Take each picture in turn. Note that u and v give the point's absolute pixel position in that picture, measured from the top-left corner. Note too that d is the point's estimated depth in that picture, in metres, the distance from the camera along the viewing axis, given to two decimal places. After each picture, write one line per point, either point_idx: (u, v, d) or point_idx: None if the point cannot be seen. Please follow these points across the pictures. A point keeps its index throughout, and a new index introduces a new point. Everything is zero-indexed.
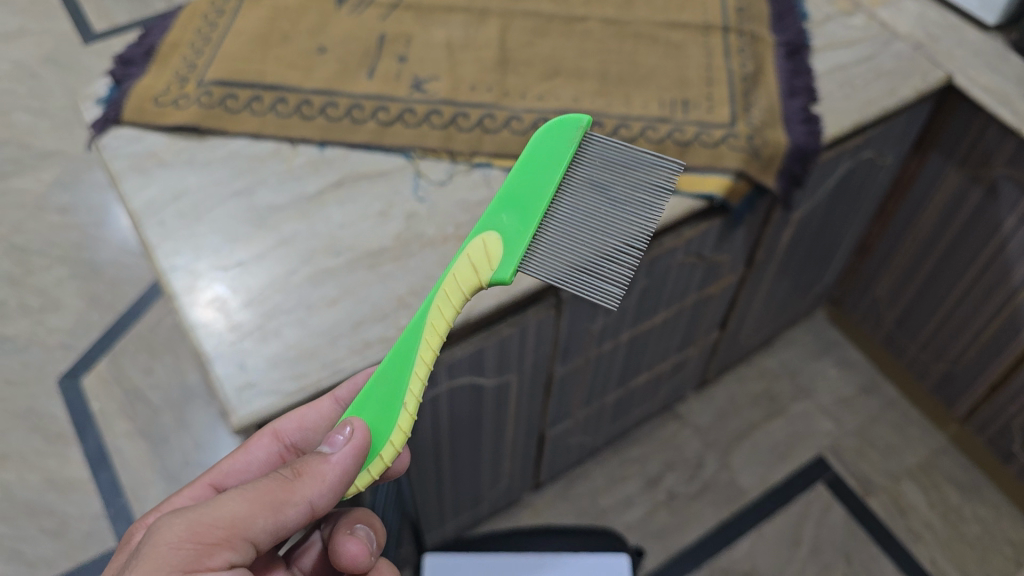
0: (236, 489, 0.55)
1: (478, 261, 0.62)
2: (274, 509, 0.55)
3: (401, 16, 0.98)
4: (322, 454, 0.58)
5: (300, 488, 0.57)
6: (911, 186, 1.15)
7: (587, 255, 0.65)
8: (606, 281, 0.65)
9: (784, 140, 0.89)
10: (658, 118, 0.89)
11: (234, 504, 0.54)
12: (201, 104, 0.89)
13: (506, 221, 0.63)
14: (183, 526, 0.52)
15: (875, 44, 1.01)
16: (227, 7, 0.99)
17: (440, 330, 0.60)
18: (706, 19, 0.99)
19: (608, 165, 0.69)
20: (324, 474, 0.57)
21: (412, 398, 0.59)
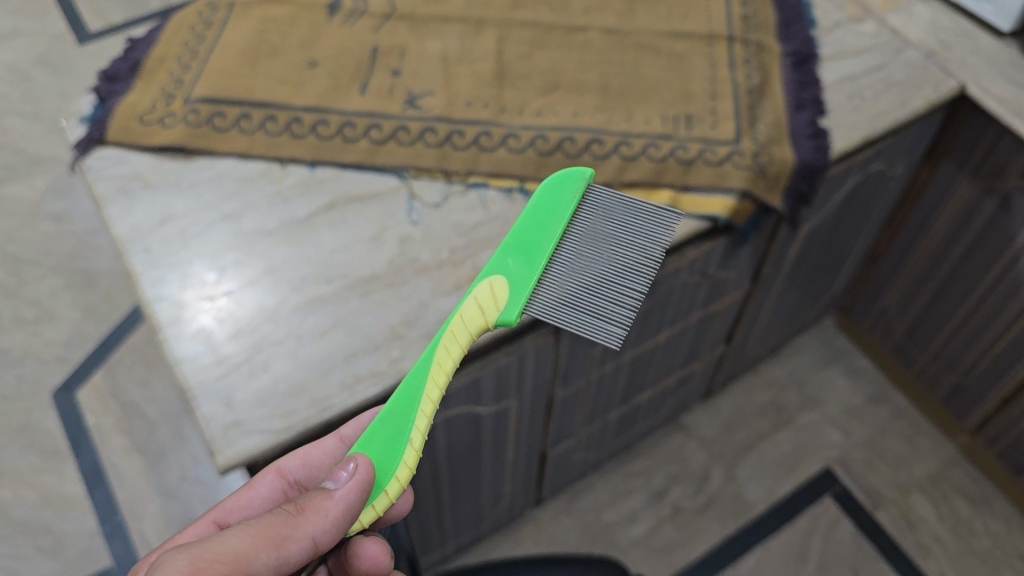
0: (240, 525, 0.56)
1: (484, 303, 0.63)
2: (277, 543, 0.56)
3: (395, 27, 0.95)
4: (326, 489, 0.59)
5: (303, 522, 0.57)
6: (922, 195, 1.11)
7: (588, 294, 0.65)
8: (605, 317, 0.65)
9: (791, 157, 0.86)
10: (660, 135, 0.86)
11: (238, 539, 0.55)
12: (188, 122, 0.86)
13: (511, 264, 0.65)
14: (187, 557, 0.53)
15: (885, 52, 0.98)
16: (216, 18, 0.96)
17: (446, 367, 0.62)
18: (711, 27, 0.96)
19: (613, 208, 0.69)
20: (327, 509, 0.58)
21: (417, 433, 0.60)
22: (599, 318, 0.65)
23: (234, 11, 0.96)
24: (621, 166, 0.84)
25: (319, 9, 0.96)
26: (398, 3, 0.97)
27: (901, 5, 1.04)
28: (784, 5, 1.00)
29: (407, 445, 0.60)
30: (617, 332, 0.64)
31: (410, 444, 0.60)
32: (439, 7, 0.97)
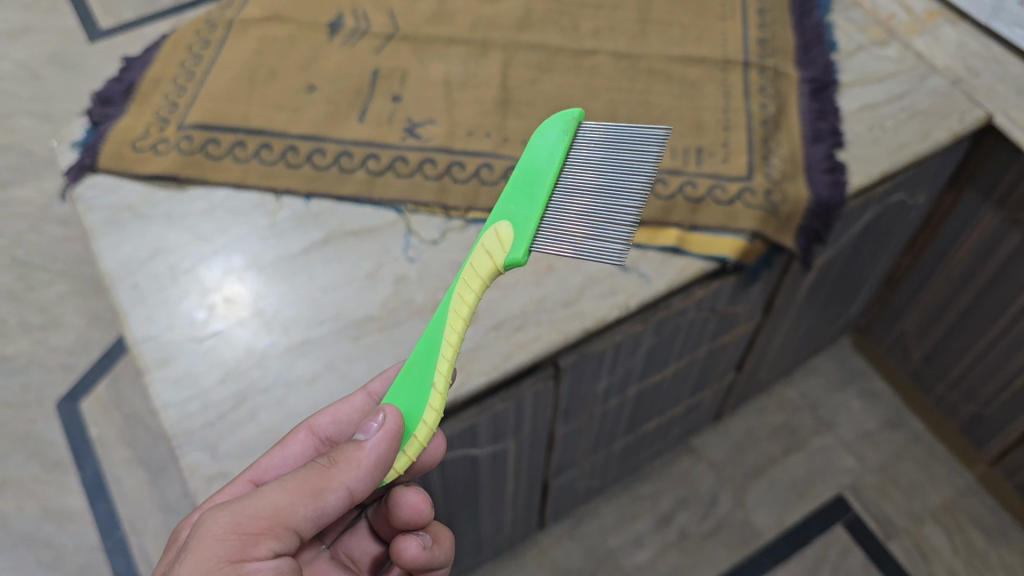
0: (276, 481, 0.54)
1: (491, 248, 0.59)
2: (314, 497, 0.54)
3: (397, 48, 0.92)
4: (357, 442, 0.56)
5: (337, 474, 0.55)
6: (945, 220, 1.07)
7: (585, 221, 0.61)
8: (606, 236, 0.61)
9: (806, 195, 0.83)
10: (668, 171, 0.82)
11: (274, 493, 0.53)
12: (181, 150, 0.84)
13: (515, 211, 0.60)
14: (227, 516, 0.52)
15: (908, 79, 0.94)
16: (214, 37, 0.94)
17: (463, 313, 0.57)
18: (726, 52, 0.92)
19: (604, 139, 0.65)
20: (360, 460, 0.55)
21: (440, 378, 0.57)
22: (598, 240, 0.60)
23: (233, 30, 0.94)
24: None
25: (319, 29, 0.93)
26: (401, 22, 0.94)
27: (927, 26, 0.99)
28: (803, 28, 0.96)
29: (432, 392, 0.57)
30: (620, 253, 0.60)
31: (435, 390, 0.57)
32: (443, 27, 0.94)
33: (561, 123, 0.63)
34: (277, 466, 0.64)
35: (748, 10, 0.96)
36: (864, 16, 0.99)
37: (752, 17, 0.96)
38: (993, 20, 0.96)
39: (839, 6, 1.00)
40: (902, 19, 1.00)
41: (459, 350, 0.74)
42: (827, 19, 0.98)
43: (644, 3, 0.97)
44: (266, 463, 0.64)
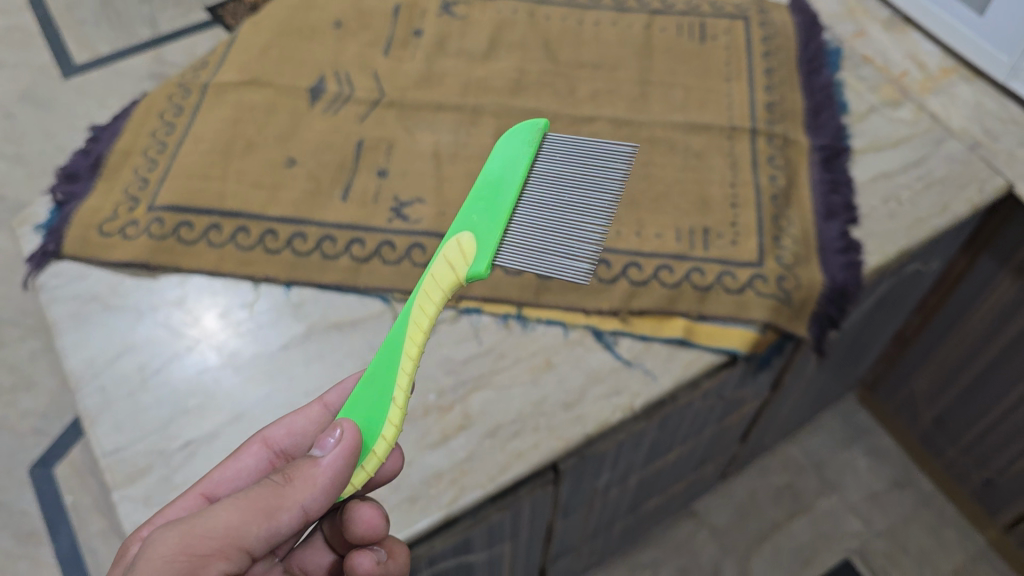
0: (226, 499, 0.47)
1: (453, 258, 0.56)
2: (269, 515, 0.47)
3: (383, 115, 0.86)
4: (313, 456, 0.49)
5: (290, 493, 0.48)
6: (959, 284, 1.03)
7: (554, 234, 0.60)
8: (569, 252, 0.60)
9: (820, 279, 0.78)
10: (673, 255, 0.77)
11: (227, 510, 0.46)
12: (152, 234, 0.78)
13: (478, 220, 0.57)
14: (174, 537, 0.45)
15: (924, 144, 0.89)
16: (187, 103, 0.88)
17: (424, 324, 0.53)
18: (732, 118, 0.86)
19: (567, 154, 0.65)
20: (316, 477, 0.49)
21: (401, 391, 0.52)
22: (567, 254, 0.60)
23: (207, 95, 0.88)
24: (630, 292, 0.76)
25: (299, 93, 0.87)
26: (386, 85, 0.88)
27: (941, 85, 0.94)
28: (813, 89, 0.91)
29: (392, 407, 0.52)
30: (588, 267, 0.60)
31: (395, 403, 0.52)
32: (431, 91, 0.88)
33: (526, 133, 0.62)
34: (230, 481, 0.59)
35: (755, 69, 0.90)
36: (876, 73, 0.94)
37: (759, 77, 0.90)
38: (1010, 80, 0.91)
39: (849, 62, 0.94)
40: (915, 76, 0.95)
41: (451, 463, 0.68)
42: (837, 76, 0.93)
43: (645, 61, 0.90)
44: (217, 476, 0.58)
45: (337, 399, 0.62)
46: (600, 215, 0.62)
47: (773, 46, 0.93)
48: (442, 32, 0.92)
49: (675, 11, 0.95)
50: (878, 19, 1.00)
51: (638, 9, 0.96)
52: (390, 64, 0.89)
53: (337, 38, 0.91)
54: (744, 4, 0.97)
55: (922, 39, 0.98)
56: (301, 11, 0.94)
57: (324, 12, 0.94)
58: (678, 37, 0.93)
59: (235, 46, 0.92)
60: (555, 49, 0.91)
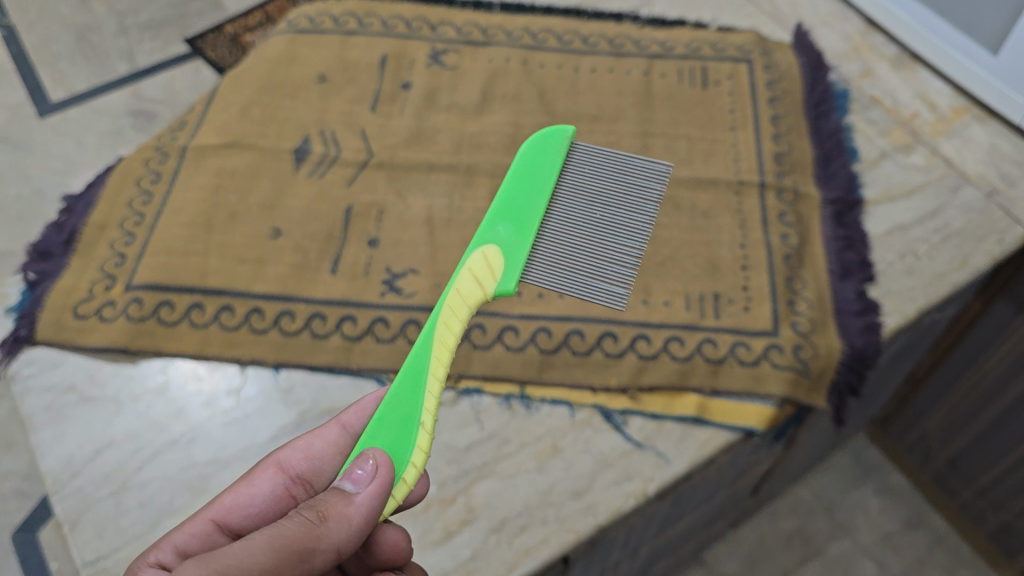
0: (261, 531, 0.43)
1: (480, 275, 0.55)
2: (305, 554, 0.43)
3: (372, 178, 0.81)
4: (345, 493, 0.46)
5: (326, 532, 0.44)
6: (973, 327, 0.99)
7: (585, 251, 0.60)
8: (600, 273, 0.60)
9: (839, 345, 0.74)
10: (684, 326, 0.73)
11: (261, 540, 0.42)
12: (130, 316, 0.73)
13: (503, 233, 0.57)
14: (205, 565, 0.40)
15: (939, 192, 0.85)
16: (165, 168, 0.83)
17: (450, 343, 0.52)
18: (739, 171, 0.82)
19: (601, 167, 0.64)
20: (350, 516, 0.45)
21: (428, 415, 0.50)
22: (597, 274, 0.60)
23: (186, 159, 0.83)
24: (640, 368, 0.71)
25: (283, 156, 0.82)
26: (374, 145, 0.83)
27: (954, 127, 0.90)
28: (821, 136, 0.87)
29: (419, 430, 0.49)
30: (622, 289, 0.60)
31: (423, 426, 0.49)
32: (422, 150, 0.83)
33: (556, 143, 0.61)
34: (242, 507, 0.55)
35: (761, 117, 0.86)
36: (886, 115, 0.90)
37: (765, 125, 0.86)
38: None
39: (858, 104, 0.91)
40: (926, 117, 0.91)
41: (455, 562, 0.64)
42: (845, 120, 0.89)
43: (645, 111, 0.86)
44: (229, 501, 0.55)
45: (356, 421, 0.58)
46: (633, 233, 0.62)
47: (779, 91, 0.89)
48: (432, 85, 0.88)
49: (675, 54, 0.91)
50: (885, 57, 0.96)
51: (637, 52, 0.91)
52: (378, 122, 0.85)
53: (321, 94, 0.87)
54: (747, 44, 0.92)
55: (931, 77, 0.95)
56: (283, 64, 0.89)
57: (306, 64, 0.89)
58: (680, 84, 0.88)
59: (214, 104, 0.87)
60: (551, 100, 0.87)
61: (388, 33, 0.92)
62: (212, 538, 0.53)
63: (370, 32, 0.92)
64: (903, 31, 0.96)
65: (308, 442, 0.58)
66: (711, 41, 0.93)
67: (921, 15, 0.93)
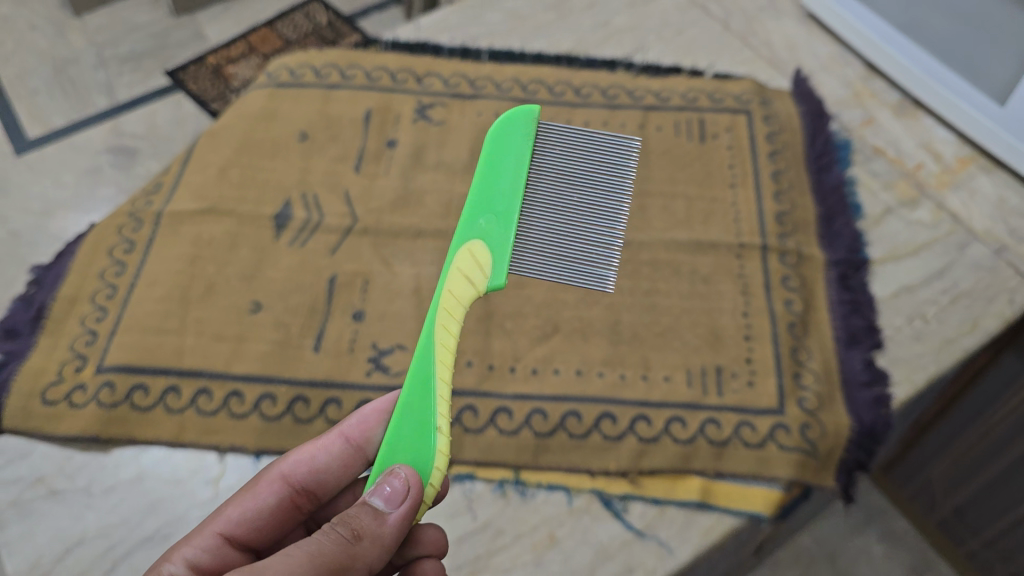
0: (294, 551, 0.40)
1: (470, 271, 0.51)
2: (342, 568, 0.41)
3: (356, 245, 0.78)
4: (376, 508, 0.43)
5: (361, 552, 0.42)
6: (982, 377, 0.96)
7: (566, 240, 0.57)
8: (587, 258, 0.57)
9: (848, 421, 0.70)
10: (685, 404, 0.70)
11: (297, 553, 0.40)
12: (101, 402, 0.69)
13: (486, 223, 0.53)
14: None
15: (947, 250, 0.82)
16: (139, 236, 0.80)
17: (452, 345, 0.49)
18: (740, 233, 0.79)
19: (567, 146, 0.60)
20: (382, 532, 0.43)
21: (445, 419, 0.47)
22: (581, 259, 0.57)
23: (162, 226, 0.79)
24: (640, 451, 0.68)
25: (263, 222, 0.79)
26: (359, 208, 0.80)
27: (959, 179, 0.87)
28: (824, 191, 0.84)
29: (438, 435, 0.46)
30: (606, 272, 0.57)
31: (440, 435, 0.46)
32: (409, 213, 0.80)
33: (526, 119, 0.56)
34: (248, 521, 0.53)
35: (761, 173, 0.83)
36: (890, 167, 0.88)
37: (766, 182, 0.82)
38: None
39: (861, 155, 0.88)
40: (931, 168, 0.88)
41: None
42: (848, 173, 0.86)
43: (641, 168, 0.83)
44: (236, 514, 0.52)
45: (360, 433, 0.56)
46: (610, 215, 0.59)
47: (779, 143, 0.86)
48: (419, 141, 0.84)
49: (670, 105, 0.88)
50: (887, 103, 0.93)
51: (632, 104, 0.88)
52: (363, 183, 0.81)
53: (303, 153, 0.83)
54: (745, 93, 0.89)
55: (934, 125, 0.92)
56: (262, 121, 0.85)
57: (287, 121, 0.85)
58: (676, 138, 0.85)
59: (190, 165, 0.84)
60: None
61: (372, 85, 0.89)
62: (220, 552, 0.51)
63: (354, 85, 0.88)
64: (905, 77, 0.93)
65: (311, 454, 0.55)
66: (708, 90, 0.90)
67: (923, 61, 0.90)
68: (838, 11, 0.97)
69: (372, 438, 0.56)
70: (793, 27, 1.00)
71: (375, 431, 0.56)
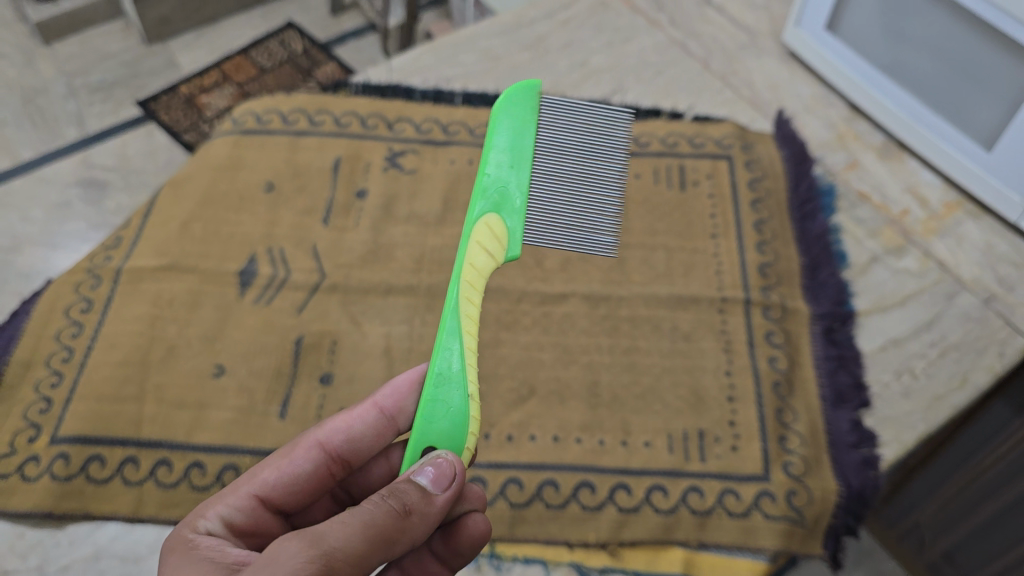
0: (348, 520, 0.39)
1: (488, 243, 0.51)
2: (390, 544, 0.40)
3: (324, 303, 0.75)
4: (421, 487, 0.42)
5: (410, 528, 0.41)
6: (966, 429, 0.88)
7: (570, 208, 0.55)
8: (593, 224, 0.56)
9: (836, 486, 0.67)
10: (666, 472, 0.67)
11: (351, 523, 0.38)
12: (55, 475, 0.65)
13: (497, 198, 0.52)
14: (307, 549, 0.37)
15: (935, 300, 0.79)
16: (98, 293, 0.76)
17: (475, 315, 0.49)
18: (722, 286, 0.77)
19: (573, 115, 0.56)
20: (432, 508, 0.42)
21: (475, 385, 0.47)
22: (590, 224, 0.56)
23: (121, 284, 0.76)
24: (619, 521, 0.65)
25: (227, 280, 0.76)
26: (327, 264, 0.77)
27: (946, 225, 0.85)
28: (807, 241, 0.82)
29: (471, 407, 0.47)
30: (613, 235, 0.57)
31: (473, 412, 0.47)
32: (379, 269, 0.77)
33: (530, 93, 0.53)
34: (284, 485, 0.49)
35: (743, 222, 0.81)
36: (875, 213, 0.86)
37: (748, 232, 0.80)
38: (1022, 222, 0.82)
39: (845, 201, 0.86)
40: (917, 215, 0.86)
41: None
42: (833, 220, 0.84)
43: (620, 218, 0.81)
44: (273, 477, 0.48)
45: (396, 405, 0.53)
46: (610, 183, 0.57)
47: (762, 191, 0.84)
48: (390, 192, 0.82)
49: (649, 151, 0.86)
50: (871, 145, 0.92)
51: None
52: (332, 236, 0.79)
53: (269, 205, 0.81)
54: (726, 137, 0.88)
55: (920, 168, 0.90)
56: (228, 171, 0.83)
57: (254, 172, 0.83)
58: (655, 186, 0.83)
59: (152, 218, 0.80)
60: None
61: (341, 132, 0.86)
62: (253, 516, 0.47)
63: (323, 132, 0.86)
64: (889, 120, 0.91)
65: (348, 422, 0.52)
66: (688, 134, 0.88)
67: (907, 104, 0.88)
68: (820, 50, 0.95)
69: (407, 410, 0.53)
70: (774, 66, 0.99)
71: (410, 403, 0.53)
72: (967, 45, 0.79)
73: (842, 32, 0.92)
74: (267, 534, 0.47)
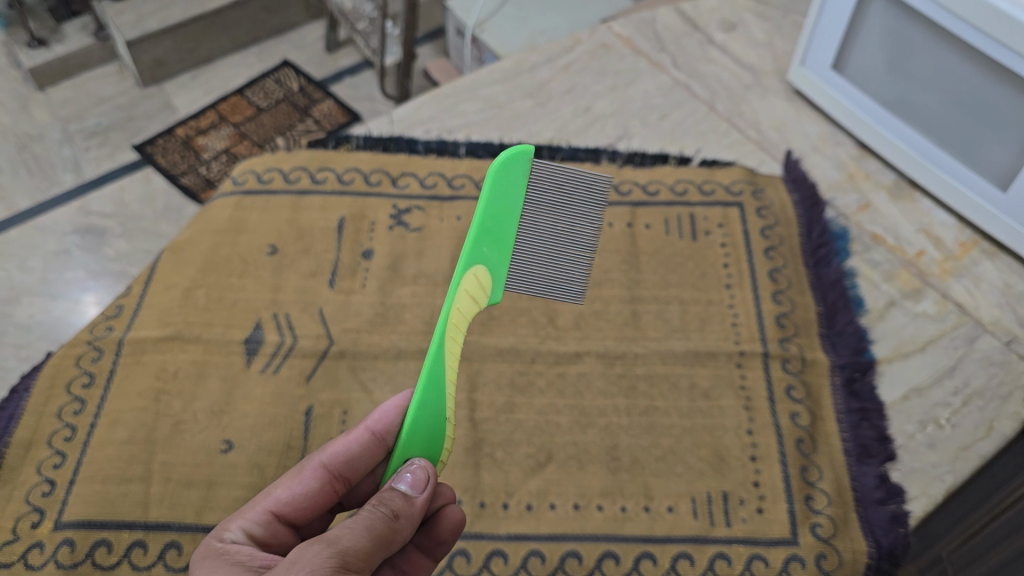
0: (345, 524, 0.42)
1: (472, 293, 0.51)
2: (387, 543, 0.43)
3: (333, 370, 0.74)
4: (403, 492, 0.46)
5: (401, 528, 0.44)
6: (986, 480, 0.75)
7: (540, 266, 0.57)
8: (564, 273, 0.58)
9: (867, 546, 0.65)
10: (692, 539, 0.65)
11: (355, 526, 0.42)
12: (60, 562, 0.63)
13: (486, 251, 0.52)
14: (325, 550, 0.40)
15: (956, 345, 0.78)
16: (101, 366, 0.74)
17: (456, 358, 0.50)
18: (739, 339, 0.76)
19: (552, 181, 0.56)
20: (415, 510, 0.45)
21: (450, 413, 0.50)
22: (570, 265, 0.59)
23: (123, 356, 0.74)
24: None
25: (234, 348, 0.74)
26: (335, 328, 0.76)
27: (961, 265, 0.84)
28: (822, 288, 0.80)
29: (447, 426, 0.50)
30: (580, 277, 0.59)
31: (449, 428, 0.50)
32: (388, 332, 0.76)
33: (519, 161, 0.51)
34: (295, 501, 0.51)
35: (758, 272, 0.80)
36: (889, 256, 0.85)
37: (764, 281, 0.80)
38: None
39: (859, 244, 0.86)
40: (932, 255, 0.85)
41: None
42: (847, 265, 0.84)
43: (632, 271, 0.80)
44: (284, 495, 0.51)
45: (386, 426, 0.54)
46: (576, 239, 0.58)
47: (775, 237, 0.83)
48: (396, 252, 0.81)
49: (659, 200, 0.86)
50: (882, 185, 0.91)
51: (618, 200, 0.86)
52: (339, 299, 0.78)
53: (273, 268, 0.80)
54: (736, 183, 0.87)
55: (933, 207, 0.89)
56: (230, 234, 0.82)
57: (257, 234, 0.82)
58: (667, 236, 0.83)
59: (154, 285, 0.79)
60: None
61: (345, 189, 0.86)
62: (270, 529, 0.50)
63: (326, 190, 0.86)
64: (897, 159, 0.90)
65: (345, 445, 0.53)
66: (697, 181, 0.88)
67: (917, 142, 0.86)
68: (825, 88, 0.94)
69: (396, 430, 0.55)
70: (781, 105, 0.99)
71: (398, 423, 0.55)
72: (977, 83, 0.77)
73: (847, 70, 0.90)
74: (282, 545, 0.51)
